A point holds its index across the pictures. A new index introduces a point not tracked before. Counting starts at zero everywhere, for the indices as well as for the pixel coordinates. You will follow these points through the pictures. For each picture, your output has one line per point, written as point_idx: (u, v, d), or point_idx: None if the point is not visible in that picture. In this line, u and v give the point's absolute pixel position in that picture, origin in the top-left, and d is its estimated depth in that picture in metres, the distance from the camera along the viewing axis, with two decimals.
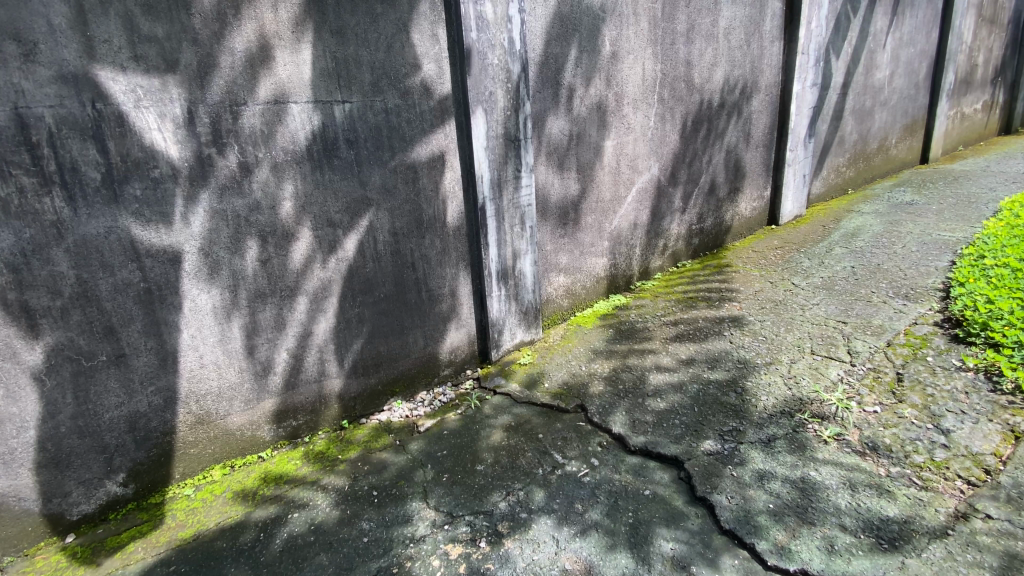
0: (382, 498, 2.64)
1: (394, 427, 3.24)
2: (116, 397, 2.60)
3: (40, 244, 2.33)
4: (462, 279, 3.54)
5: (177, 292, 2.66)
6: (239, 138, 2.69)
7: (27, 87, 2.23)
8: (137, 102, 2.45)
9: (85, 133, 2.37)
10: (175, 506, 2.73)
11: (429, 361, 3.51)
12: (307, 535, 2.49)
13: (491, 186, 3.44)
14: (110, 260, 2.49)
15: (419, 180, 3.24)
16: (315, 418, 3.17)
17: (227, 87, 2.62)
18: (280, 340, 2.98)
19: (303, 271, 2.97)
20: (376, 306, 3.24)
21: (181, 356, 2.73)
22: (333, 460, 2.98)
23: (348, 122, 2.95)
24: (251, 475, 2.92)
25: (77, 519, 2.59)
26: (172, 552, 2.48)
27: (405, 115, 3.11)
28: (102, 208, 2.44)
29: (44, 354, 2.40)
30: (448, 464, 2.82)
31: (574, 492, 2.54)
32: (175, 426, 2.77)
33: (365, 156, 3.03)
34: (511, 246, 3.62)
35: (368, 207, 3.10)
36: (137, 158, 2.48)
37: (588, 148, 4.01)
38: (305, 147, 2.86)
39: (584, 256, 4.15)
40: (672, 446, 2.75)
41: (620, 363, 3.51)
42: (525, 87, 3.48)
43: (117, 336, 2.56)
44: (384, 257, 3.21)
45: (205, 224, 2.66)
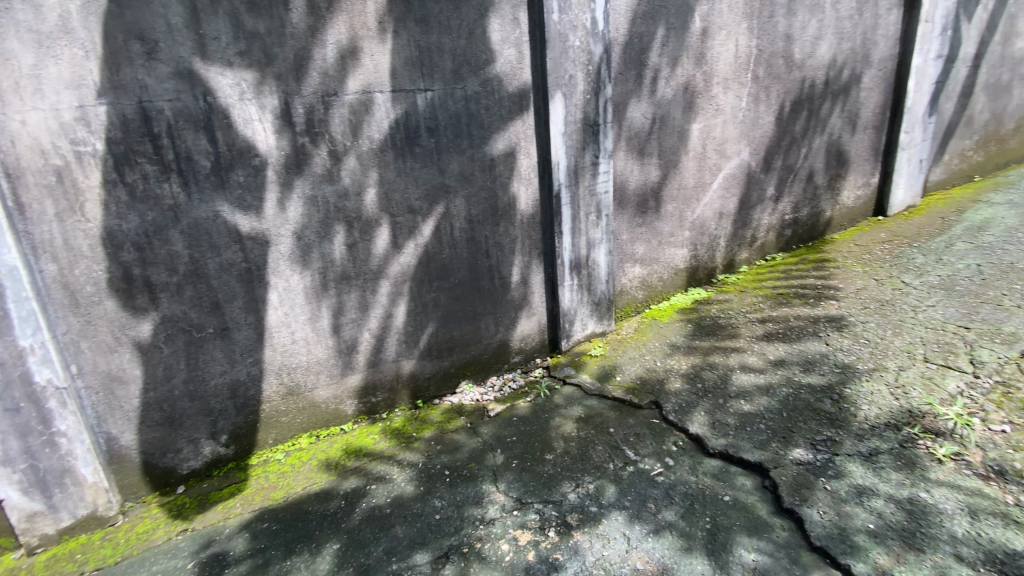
0: (454, 479, 2.71)
1: (465, 409, 3.30)
2: (220, 366, 2.85)
3: (160, 226, 2.59)
4: (535, 268, 3.52)
5: (272, 273, 2.86)
6: (330, 128, 2.82)
7: (150, 83, 2.47)
8: (241, 96, 2.64)
9: (197, 125, 2.59)
10: (268, 469, 2.97)
11: (500, 348, 3.54)
12: (384, 507, 2.61)
13: (567, 172, 3.36)
14: (217, 241, 2.72)
15: (495, 167, 3.24)
16: (392, 396, 3.31)
17: (320, 79, 2.75)
18: (362, 320, 3.13)
19: (385, 256, 3.10)
20: (450, 291, 3.31)
21: (276, 332, 2.94)
22: (408, 438, 3.10)
23: (429, 111, 3.01)
24: (334, 445, 3.11)
25: (186, 473, 2.90)
26: (265, 510, 2.70)
27: (484, 102, 3.12)
28: (210, 193, 2.67)
29: (162, 324, 2.69)
30: (518, 450, 2.83)
31: (646, 490, 2.46)
32: (269, 396, 3.01)
33: (444, 143, 3.08)
34: (586, 236, 3.53)
35: (446, 194, 3.15)
36: (241, 147, 2.68)
37: (672, 132, 3.80)
38: (388, 135, 2.95)
39: (662, 246, 3.97)
40: (756, 452, 2.58)
41: (701, 361, 3.33)
42: (607, 69, 3.34)
43: (222, 311, 2.81)
44: (459, 243, 3.26)
45: (298, 209, 2.84)
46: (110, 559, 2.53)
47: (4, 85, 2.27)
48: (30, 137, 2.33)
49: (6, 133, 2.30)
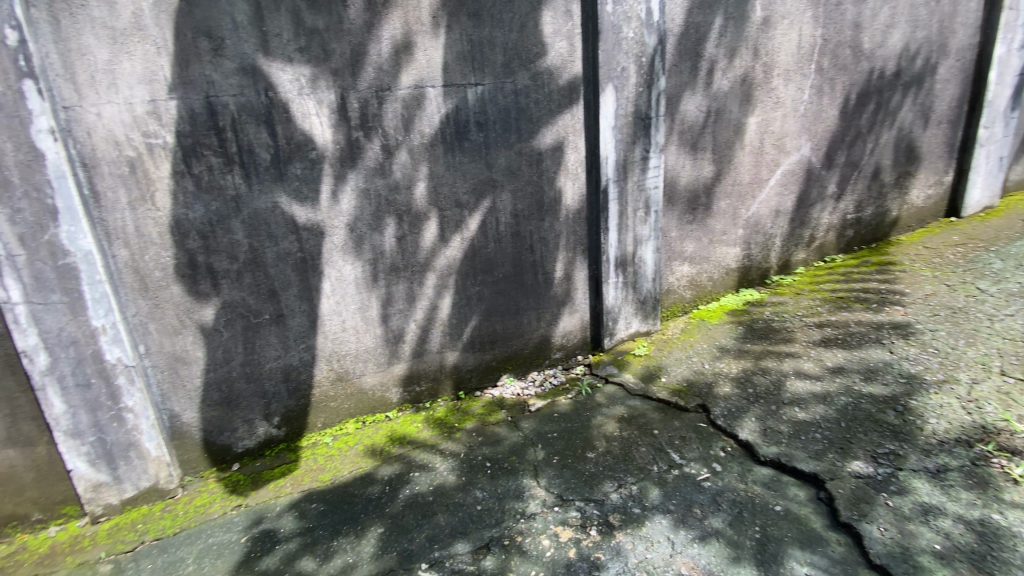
0: (495, 471, 2.73)
1: (506, 403, 3.32)
2: (275, 350, 2.98)
3: (222, 216, 2.72)
4: (580, 264, 3.49)
5: (326, 263, 2.96)
6: (383, 122, 2.88)
7: (217, 79, 2.59)
8: (300, 91, 2.73)
9: (259, 119, 2.69)
10: (316, 452, 3.08)
11: (542, 343, 3.53)
12: (427, 495, 2.66)
13: (616, 167, 3.30)
14: (275, 231, 2.83)
15: (543, 162, 3.22)
16: (435, 387, 3.37)
17: (375, 74, 2.81)
18: (409, 311, 3.20)
19: (433, 249, 3.15)
20: (494, 285, 3.33)
21: (327, 320, 3.05)
22: (450, 428, 3.15)
23: (478, 105, 3.02)
24: (379, 432, 3.19)
25: (240, 451, 3.05)
26: (313, 491, 2.81)
27: (533, 96, 3.10)
28: (270, 185, 2.78)
29: (223, 309, 2.83)
30: (559, 446, 2.82)
31: (692, 495, 2.41)
32: (319, 381, 3.12)
33: (493, 137, 3.09)
34: (633, 232, 3.46)
35: (493, 188, 3.17)
36: (299, 141, 2.77)
37: (727, 127, 3.67)
38: (439, 130, 2.99)
39: (712, 245, 3.85)
40: (811, 462, 2.47)
41: (752, 365, 3.22)
42: (661, 61, 3.26)
43: (278, 298, 2.93)
44: (505, 238, 3.27)
45: (351, 202, 2.92)
46: (170, 529, 2.69)
47: (81, 79, 2.42)
48: (106, 129, 2.49)
49: (84, 126, 2.46)
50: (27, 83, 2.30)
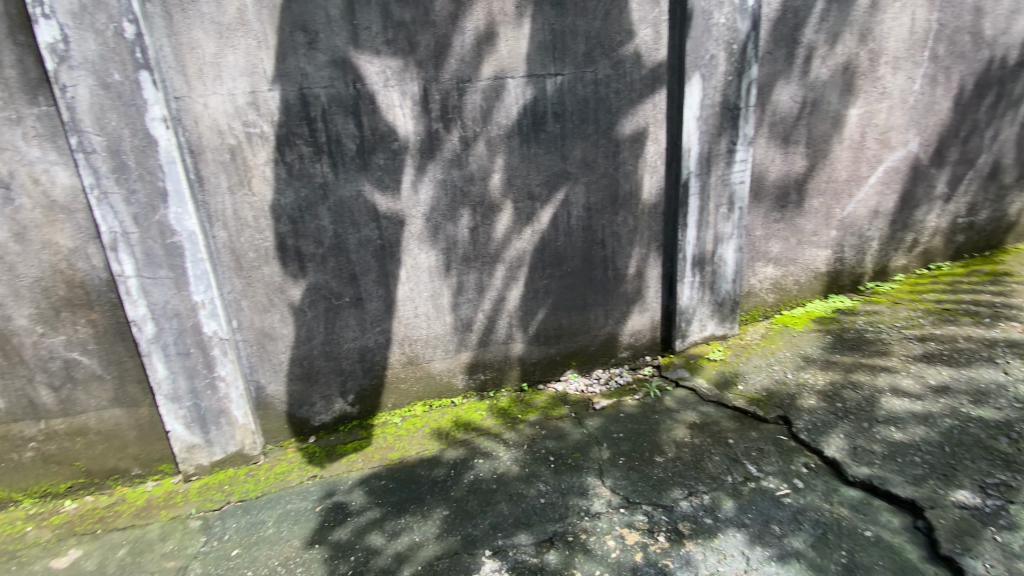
0: (559, 465, 2.73)
1: (570, 399, 3.29)
2: (353, 332, 3.12)
3: (310, 203, 2.87)
4: (654, 260, 3.38)
5: (403, 250, 3.06)
6: (462, 114, 2.93)
7: (310, 71, 2.72)
8: (385, 82, 2.81)
9: (347, 110, 2.80)
10: (386, 431, 3.21)
11: (610, 341, 3.46)
12: (491, 482, 2.70)
13: (699, 160, 3.17)
14: (358, 219, 2.96)
15: (620, 153, 3.14)
16: (499, 376, 3.40)
17: (457, 66, 2.85)
18: (478, 301, 3.24)
19: (505, 240, 3.17)
20: (563, 279, 3.30)
21: (400, 305, 3.15)
22: (514, 419, 3.16)
23: (557, 95, 2.98)
24: (445, 416, 3.27)
25: (317, 425, 3.22)
26: (382, 468, 2.93)
27: (614, 86, 3.02)
28: (354, 174, 2.90)
29: (307, 290, 3.00)
30: (626, 447, 2.77)
31: (769, 511, 2.30)
32: (391, 364, 3.24)
33: (570, 129, 3.04)
34: (714, 229, 3.31)
35: (567, 180, 3.13)
36: (382, 132, 2.87)
37: (824, 119, 3.41)
38: (516, 121, 2.99)
39: (801, 246, 3.61)
40: (907, 487, 2.29)
41: (840, 378, 3.02)
42: (754, 48, 3.09)
43: (358, 283, 3.06)
44: (577, 232, 3.23)
45: (428, 191, 3.00)
46: (252, 492, 2.88)
47: (191, 72, 2.61)
48: (211, 118, 2.68)
49: (192, 115, 2.66)
50: (143, 74, 2.51)
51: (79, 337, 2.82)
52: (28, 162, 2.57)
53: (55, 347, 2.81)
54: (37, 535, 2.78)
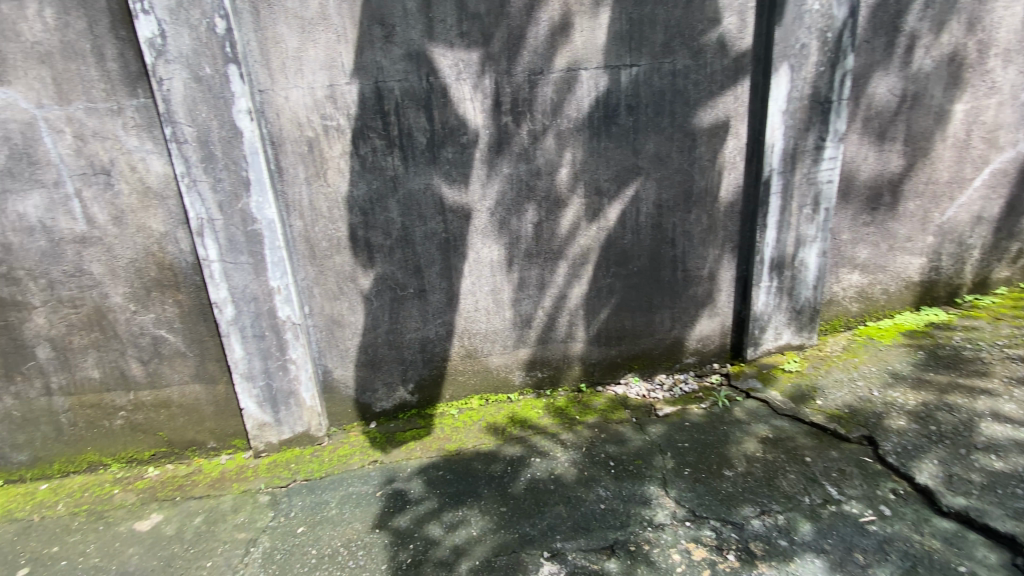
0: (620, 471, 2.65)
1: (630, 403, 3.19)
2: (415, 322, 3.17)
3: (381, 194, 2.93)
4: (727, 262, 3.21)
5: (467, 245, 3.07)
6: (533, 107, 2.88)
7: (385, 64, 2.76)
8: (458, 75, 2.81)
9: (419, 103, 2.83)
10: (443, 422, 3.24)
11: (674, 344, 3.33)
12: (548, 482, 2.66)
13: (783, 157, 3.00)
14: (425, 212, 2.98)
15: (696, 148, 2.99)
16: (557, 375, 3.35)
17: (530, 58, 2.81)
18: (539, 297, 3.20)
19: (569, 236, 3.11)
20: (628, 278, 3.19)
21: (462, 299, 3.16)
22: (571, 419, 3.11)
23: (631, 87, 2.88)
24: (502, 411, 3.26)
25: (378, 412, 3.31)
26: (440, 458, 2.96)
27: (693, 77, 2.89)
28: (423, 167, 2.92)
29: (375, 280, 3.07)
30: (691, 458, 2.67)
31: (851, 537, 2.17)
32: (451, 356, 3.26)
33: (643, 122, 2.94)
34: (796, 232, 3.12)
35: (638, 175, 3.01)
36: (452, 125, 2.88)
37: (924, 114, 3.14)
38: (588, 114, 2.91)
39: (891, 252, 3.35)
40: (1010, 522, 2.10)
41: (934, 399, 2.80)
42: (850, 36, 2.88)
43: (422, 275, 3.09)
44: (645, 230, 3.11)
45: (495, 186, 2.98)
46: (317, 473, 2.99)
47: (274, 65, 2.70)
48: (291, 111, 2.77)
49: (274, 108, 2.75)
50: (231, 68, 2.62)
51: (165, 316, 3.01)
52: (126, 150, 2.75)
53: (144, 324, 3.01)
54: (124, 497, 2.99)
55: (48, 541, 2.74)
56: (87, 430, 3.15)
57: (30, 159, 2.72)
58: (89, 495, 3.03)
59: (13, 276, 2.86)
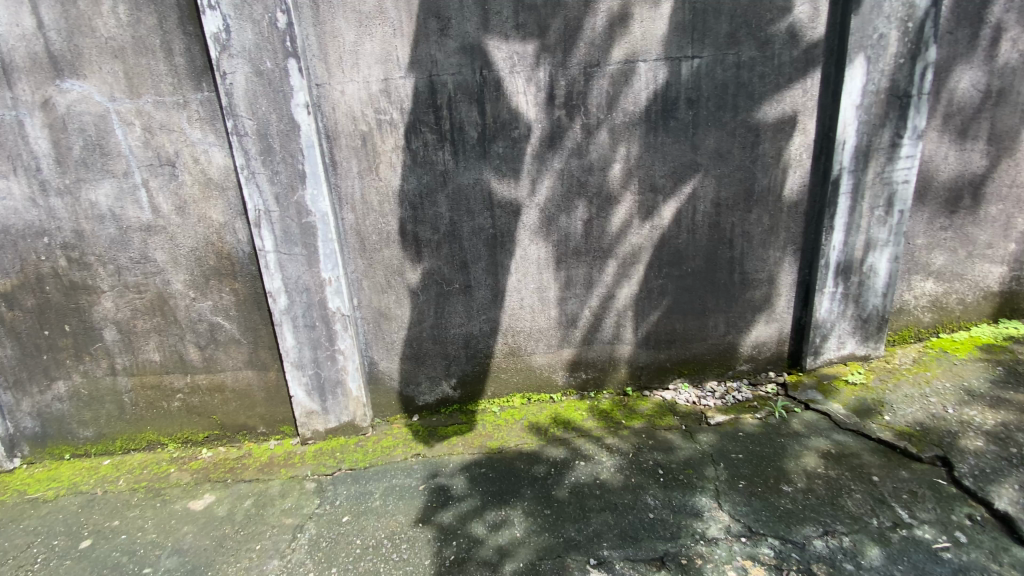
0: (669, 480, 2.55)
1: (679, 409, 3.08)
2: (460, 318, 3.15)
3: (431, 188, 2.92)
4: (788, 265, 3.05)
5: (514, 241, 3.02)
6: (588, 100, 2.80)
7: (440, 58, 2.74)
8: (512, 68, 2.76)
9: (472, 97, 2.80)
10: (485, 419, 3.22)
11: (727, 350, 3.20)
12: (594, 487, 2.59)
13: (854, 155, 2.82)
14: (474, 207, 2.96)
15: (759, 144, 2.85)
16: (602, 376, 3.27)
17: (586, 50, 2.73)
18: (586, 297, 3.13)
19: (619, 235, 3.01)
20: (681, 280, 3.08)
21: (508, 295, 3.12)
22: (617, 423, 3.03)
23: (692, 80, 2.76)
24: (544, 411, 3.21)
25: (421, 405, 3.32)
26: (482, 455, 2.93)
27: (759, 70, 2.75)
28: (474, 162, 2.89)
29: (422, 275, 3.07)
30: (746, 471, 2.54)
31: (925, 565, 2.01)
32: (495, 353, 3.23)
33: (703, 117, 2.82)
34: (865, 235, 2.94)
35: (695, 172, 2.89)
36: (504, 120, 2.83)
37: (1012, 111, 2.91)
38: (645, 108, 2.81)
39: (970, 259, 3.12)
40: None
41: (1016, 420, 2.59)
42: (934, 25, 2.68)
43: (468, 270, 3.07)
44: (700, 229, 2.99)
45: (545, 182, 2.92)
46: (361, 463, 3.02)
47: (332, 59, 2.73)
48: (347, 105, 2.79)
49: (330, 102, 2.78)
50: (291, 62, 2.65)
51: (222, 303, 3.10)
52: (190, 143, 2.85)
53: (202, 311, 3.12)
54: (179, 476, 3.11)
55: (110, 514, 2.86)
56: (147, 410, 3.29)
57: (102, 150, 2.85)
58: (147, 473, 3.16)
59: (85, 261, 3.01)
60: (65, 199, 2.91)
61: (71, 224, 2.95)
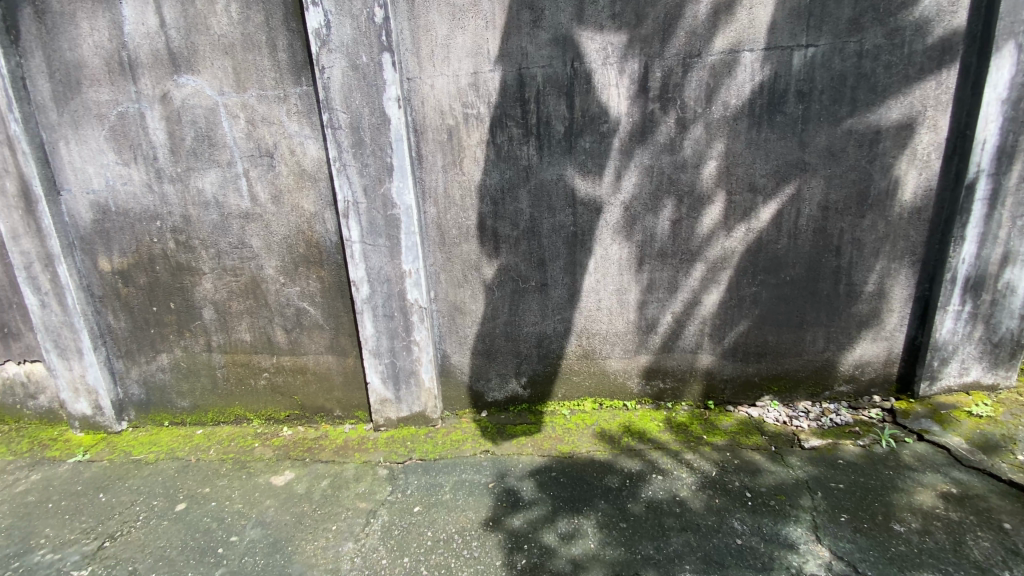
0: (758, 505, 2.37)
1: (767, 428, 2.85)
2: (535, 317, 3.10)
3: (513, 184, 2.88)
4: (904, 278, 2.74)
5: (595, 240, 2.92)
6: (684, 93, 2.65)
7: (531, 50, 2.68)
8: (605, 60, 2.66)
9: (561, 90, 2.72)
10: (555, 421, 3.14)
11: (825, 367, 2.93)
12: (672, 504, 2.45)
13: (995, 156, 2.50)
14: (555, 204, 2.88)
15: (879, 142, 2.58)
16: (680, 387, 3.10)
17: (687, 39, 2.57)
18: (668, 301, 2.97)
19: (709, 237, 2.83)
20: (776, 288, 2.85)
21: (586, 296, 3.03)
22: (697, 437, 2.85)
23: (805, 71, 2.54)
24: (617, 419, 3.09)
25: (490, 401, 3.31)
26: (553, 459, 2.86)
27: (884, 59, 2.48)
28: (559, 157, 2.81)
29: (498, 271, 3.04)
30: (848, 504, 2.31)
31: None
32: (568, 354, 3.15)
33: (815, 111, 2.58)
34: (1003, 247, 2.62)
35: (801, 172, 2.66)
36: (593, 114, 2.73)
37: None
38: (748, 101, 2.62)
39: None
40: None
41: None
42: None
43: (546, 268, 3.00)
44: (803, 234, 2.75)
45: (632, 179, 2.80)
46: (431, 454, 3.05)
47: (424, 53, 2.75)
48: (436, 99, 2.80)
49: (420, 95, 2.80)
50: (385, 56, 2.69)
51: (309, 290, 3.23)
52: (288, 135, 2.97)
53: (291, 296, 3.27)
54: (263, 451, 3.27)
55: (202, 481, 3.07)
56: (237, 386, 3.50)
57: (211, 142, 3.04)
58: (235, 445, 3.36)
59: (191, 244, 3.24)
60: (176, 186, 3.14)
61: (181, 210, 3.17)
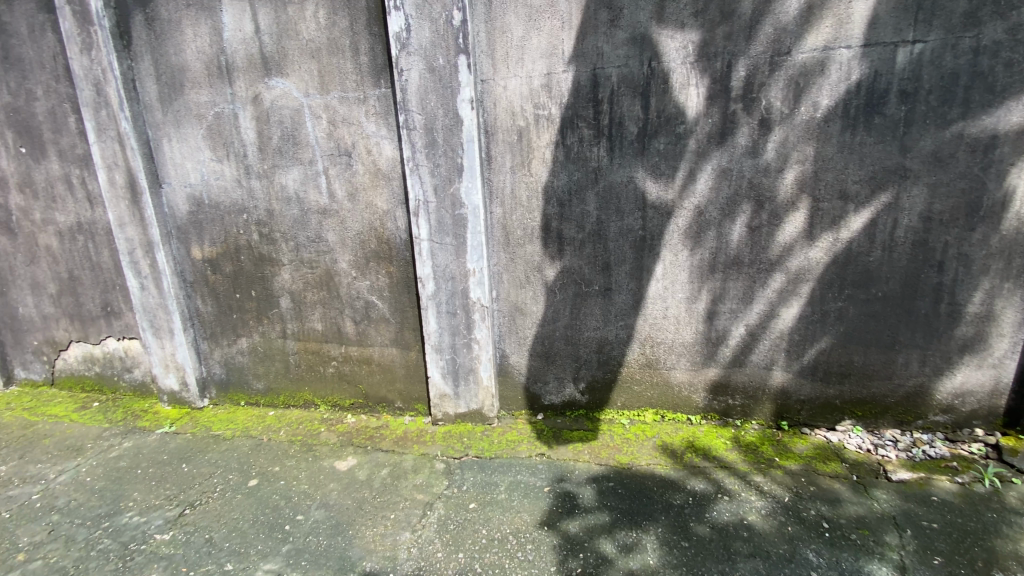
0: (836, 538, 2.20)
1: (848, 456, 2.65)
2: (596, 321, 3.05)
3: (581, 185, 2.84)
4: (1019, 299, 2.46)
5: (664, 245, 2.83)
6: (769, 94, 2.51)
7: (607, 50, 2.64)
8: (684, 59, 2.57)
9: (636, 90, 2.66)
10: (613, 431, 3.07)
11: (918, 394, 2.68)
12: (739, 528, 2.33)
13: None
14: (624, 207, 2.82)
15: (995, 148, 2.33)
16: (750, 404, 2.94)
17: (775, 36, 2.43)
18: (742, 312, 2.82)
19: (790, 246, 2.67)
20: (865, 304, 2.64)
21: (652, 303, 2.94)
22: (767, 460, 2.69)
23: (910, 69, 2.34)
24: (680, 433, 2.97)
25: (547, 404, 3.28)
26: (611, 468, 2.80)
27: (1006, 55, 2.23)
28: (630, 159, 2.75)
29: (561, 274, 3.01)
30: (942, 547, 2.10)
31: None
32: (630, 362, 3.07)
33: (920, 113, 2.37)
34: None
35: (901, 178, 2.45)
36: (669, 115, 2.65)
37: None
38: (841, 101, 2.44)
39: None
40: None
41: None
42: None
43: (611, 272, 2.94)
44: (899, 247, 2.52)
45: (708, 182, 2.68)
46: (487, 452, 3.07)
47: (499, 54, 2.77)
48: (508, 100, 2.81)
49: (493, 97, 2.83)
50: (461, 58, 2.73)
51: (378, 284, 3.35)
52: (365, 135, 3.10)
53: (360, 289, 3.40)
54: (328, 436, 3.43)
55: (272, 460, 3.26)
56: (307, 372, 3.69)
57: (295, 140, 3.23)
58: (303, 428, 3.54)
59: (272, 236, 3.44)
60: (262, 181, 3.35)
61: (265, 203, 3.39)
